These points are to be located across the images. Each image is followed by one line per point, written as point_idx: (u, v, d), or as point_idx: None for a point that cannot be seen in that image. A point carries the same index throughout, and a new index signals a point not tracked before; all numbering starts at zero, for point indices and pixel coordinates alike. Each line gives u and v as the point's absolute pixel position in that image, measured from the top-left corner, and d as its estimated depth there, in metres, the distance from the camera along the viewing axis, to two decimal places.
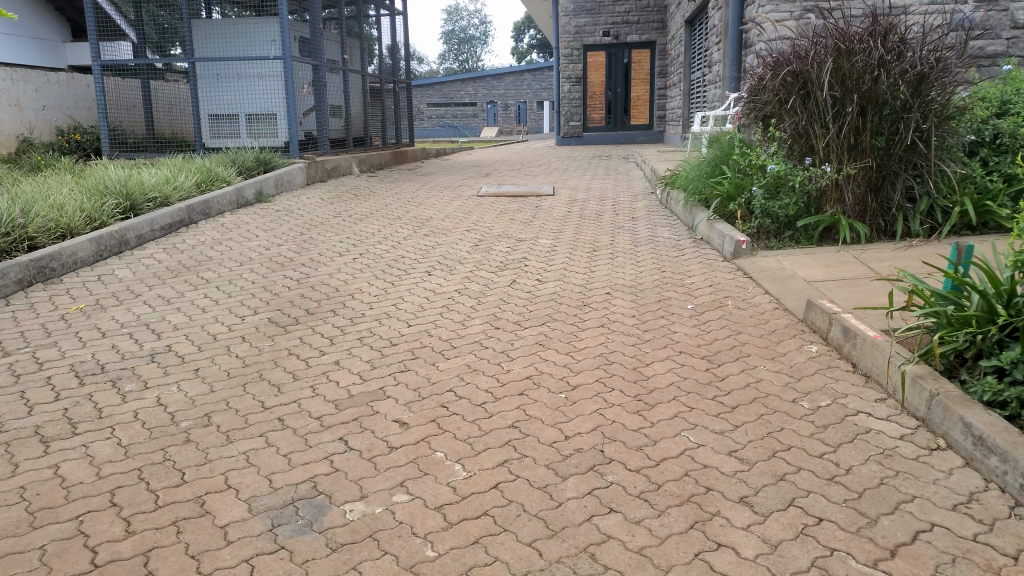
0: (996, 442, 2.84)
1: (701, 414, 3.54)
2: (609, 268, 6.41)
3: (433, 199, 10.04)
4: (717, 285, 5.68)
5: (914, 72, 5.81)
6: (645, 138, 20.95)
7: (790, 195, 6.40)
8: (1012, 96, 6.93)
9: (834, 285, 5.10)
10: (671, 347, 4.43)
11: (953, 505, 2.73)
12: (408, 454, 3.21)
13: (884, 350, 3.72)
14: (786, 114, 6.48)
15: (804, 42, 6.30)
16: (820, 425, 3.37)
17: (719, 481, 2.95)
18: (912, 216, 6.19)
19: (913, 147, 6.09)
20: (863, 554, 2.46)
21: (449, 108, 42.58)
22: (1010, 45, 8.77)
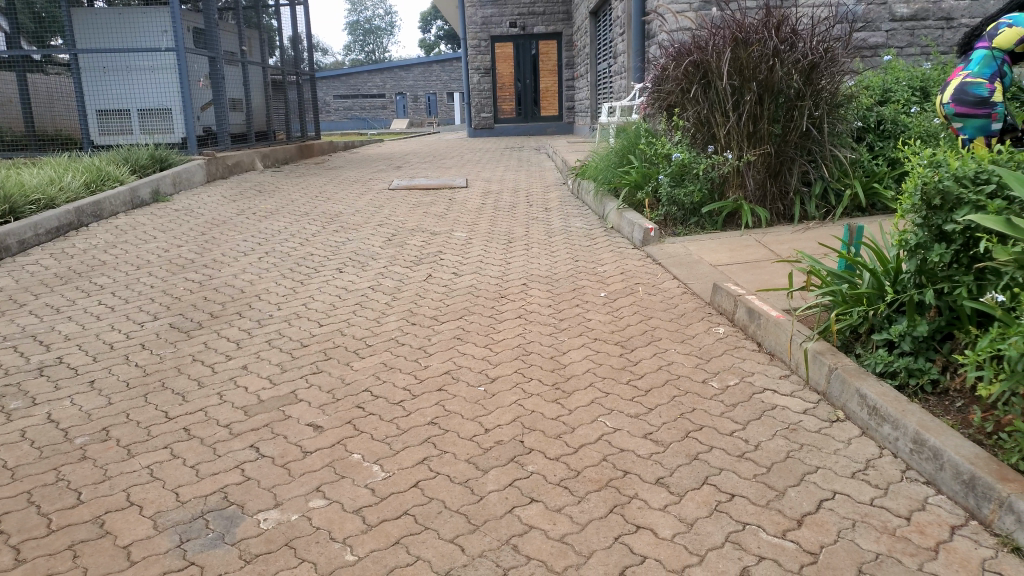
0: (888, 411, 3.02)
1: (617, 399, 3.61)
2: (523, 259, 6.44)
3: (343, 194, 9.84)
4: (628, 272, 5.80)
5: (806, 62, 6.07)
6: (555, 129, 21.15)
7: (694, 182, 6.61)
8: (893, 86, 7.37)
9: (738, 268, 5.29)
10: (586, 334, 4.49)
11: (852, 473, 2.87)
12: (323, 458, 3.14)
13: (786, 329, 3.88)
14: (688, 103, 6.66)
15: (703, 33, 6.48)
16: (729, 404, 3.49)
17: (635, 465, 3.01)
18: (808, 199, 6.50)
19: (808, 134, 6.39)
20: (772, 526, 2.57)
21: (357, 101, 41.84)
22: (889, 36, 9.30)
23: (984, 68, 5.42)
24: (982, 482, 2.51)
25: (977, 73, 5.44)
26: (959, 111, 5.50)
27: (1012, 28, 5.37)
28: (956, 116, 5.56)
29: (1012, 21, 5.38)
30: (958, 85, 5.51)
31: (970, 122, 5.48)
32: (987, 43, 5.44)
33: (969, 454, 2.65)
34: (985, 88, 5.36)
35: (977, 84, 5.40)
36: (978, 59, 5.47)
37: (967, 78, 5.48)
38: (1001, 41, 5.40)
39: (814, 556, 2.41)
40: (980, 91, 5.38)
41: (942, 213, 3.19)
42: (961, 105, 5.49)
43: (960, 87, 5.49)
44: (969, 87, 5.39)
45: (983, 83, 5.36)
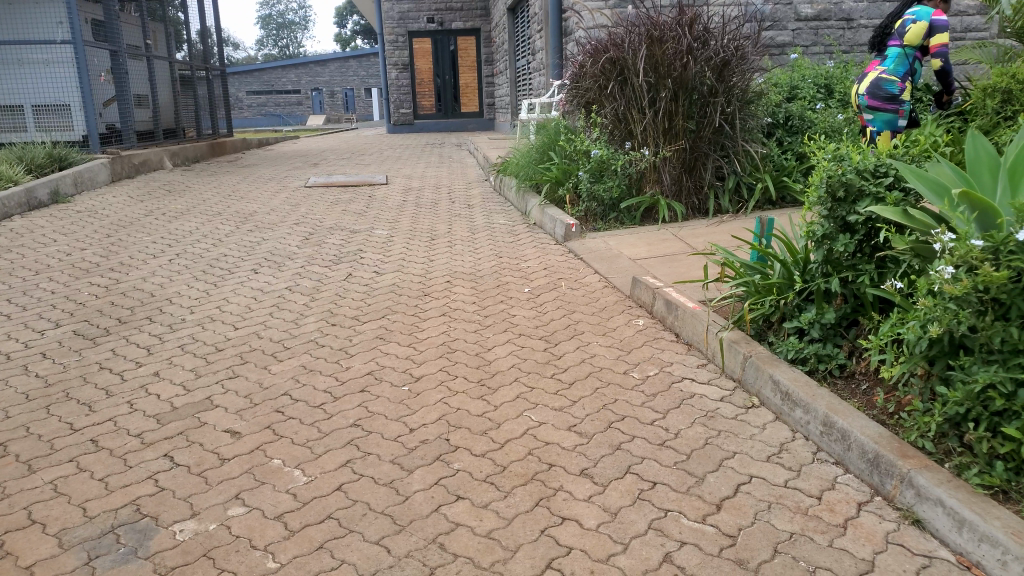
0: (799, 396, 3.15)
1: (541, 393, 3.64)
2: (446, 256, 6.42)
3: (258, 192, 9.58)
4: (550, 267, 5.86)
5: (718, 59, 6.26)
6: (475, 126, 21.14)
7: (613, 178, 6.74)
8: (799, 83, 7.70)
9: (657, 261, 5.41)
10: (511, 330, 4.51)
11: (767, 456, 2.99)
12: (242, 464, 3.05)
13: (702, 320, 4.00)
14: (605, 100, 6.77)
15: (619, 30, 6.60)
16: (649, 394, 3.57)
17: (560, 457, 3.05)
18: (721, 193, 6.71)
19: (721, 130, 6.57)
20: (692, 512, 2.64)
21: (271, 97, 40.77)
22: (795, 36, 9.69)
23: (897, 64, 5.65)
24: (885, 460, 2.65)
25: (891, 68, 5.67)
26: (871, 105, 5.78)
27: (918, 21, 5.50)
28: (868, 107, 5.84)
29: (918, 16, 5.52)
30: (873, 78, 5.75)
31: (879, 115, 5.77)
32: (899, 39, 5.59)
33: (874, 434, 2.80)
34: (897, 86, 5.63)
35: (890, 81, 5.65)
36: (893, 54, 5.66)
37: (882, 73, 5.71)
38: (910, 38, 5.56)
39: (732, 538, 2.49)
40: (892, 88, 5.65)
41: (845, 205, 3.34)
42: (874, 98, 5.76)
43: (875, 81, 5.75)
44: (882, 84, 5.65)
45: (895, 81, 5.61)
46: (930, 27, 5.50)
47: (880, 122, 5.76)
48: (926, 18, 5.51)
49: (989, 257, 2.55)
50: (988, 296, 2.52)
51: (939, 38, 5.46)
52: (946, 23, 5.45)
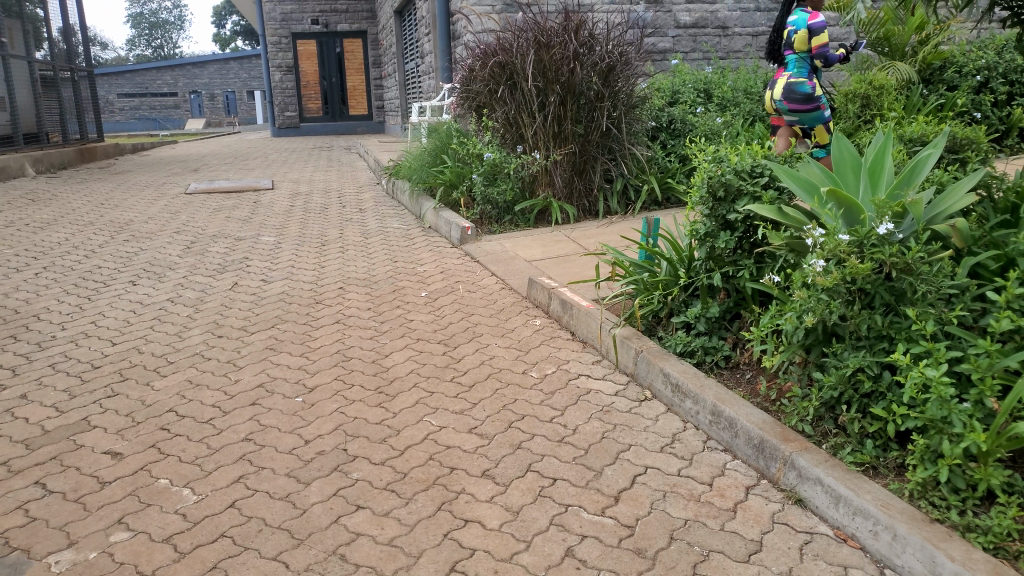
0: (688, 387, 3.28)
1: (441, 397, 3.62)
2: (338, 262, 6.29)
3: (134, 200, 9.07)
4: (446, 271, 5.84)
5: (603, 65, 6.44)
6: (365, 129, 20.85)
7: (506, 181, 6.79)
8: (680, 88, 8.09)
9: (551, 262, 5.50)
10: (408, 335, 4.47)
11: (661, 447, 3.09)
12: (125, 487, 2.88)
13: (596, 317, 4.10)
14: (496, 103, 6.82)
15: (507, 35, 6.67)
16: (547, 392, 3.62)
17: (461, 460, 3.04)
18: (610, 195, 6.89)
19: (608, 134, 6.76)
20: (592, 505, 2.70)
21: (145, 100, 38.73)
22: (675, 42, 10.09)
23: (800, 68, 5.81)
24: (769, 444, 2.80)
25: (796, 73, 5.83)
26: (789, 108, 5.85)
27: (798, 29, 5.75)
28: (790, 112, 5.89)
29: (796, 25, 5.78)
30: (784, 85, 5.87)
31: (805, 116, 5.80)
32: (791, 48, 5.81)
33: (758, 420, 2.95)
34: (807, 85, 5.74)
35: (798, 83, 5.78)
36: (792, 61, 5.85)
37: (790, 79, 5.87)
38: (797, 46, 5.78)
39: (631, 529, 2.56)
40: (804, 88, 5.75)
41: (726, 204, 3.50)
42: (791, 102, 5.85)
43: (785, 88, 5.88)
44: (792, 87, 5.77)
45: (804, 82, 5.73)
46: (810, 30, 5.73)
47: (808, 121, 5.80)
48: (804, 24, 5.77)
49: (855, 250, 2.73)
50: (854, 287, 2.71)
51: (820, 37, 5.68)
52: (822, 23, 5.68)
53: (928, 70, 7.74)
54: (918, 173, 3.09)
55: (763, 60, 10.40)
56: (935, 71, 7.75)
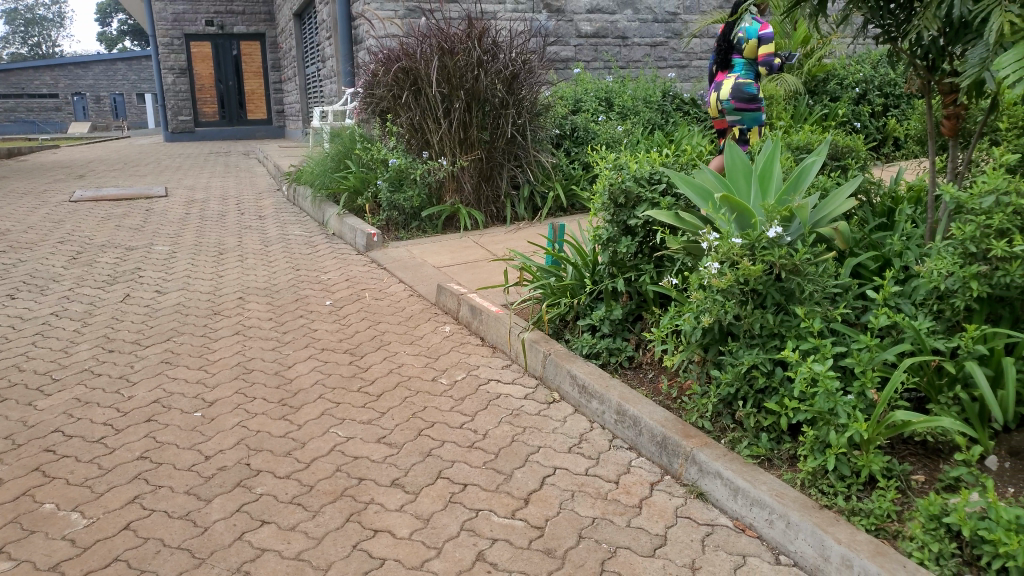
0: (595, 389, 3.35)
1: (348, 407, 3.56)
2: (238, 271, 6.09)
3: (11, 208, 8.50)
4: (352, 279, 5.75)
5: (507, 72, 6.50)
6: (265, 133, 20.26)
7: (413, 187, 6.75)
8: (583, 96, 8.28)
9: (459, 268, 5.50)
10: (313, 345, 4.37)
11: (569, 448, 3.14)
12: (6, 514, 2.70)
13: (505, 322, 4.13)
14: (400, 109, 6.77)
15: (411, 40, 6.63)
16: (457, 398, 3.62)
17: (370, 470, 3.00)
18: (517, 201, 6.94)
19: (513, 141, 6.83)
20: (502, 508, 2.72)
21: (22, 101, 36.33)
22: (577, 51, 10.29)
23: (748, 70, 5.54)
24: (672, 441, 2.90)
25: (743, 74, 5.57)
26: (735, 109, 5.61)
27: (751, 34, 5.42)
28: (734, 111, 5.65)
29: (749, 30, 5.41)
30: (730, 86, 5.60)
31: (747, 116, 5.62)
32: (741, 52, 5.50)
33: (661, 418, 3.05)
34: (754, 87, 5.52)
35: (745, 85, 5.55)
36: (738, 64, 5.56)
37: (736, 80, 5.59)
38: (748, 51, 5.49)
39: (541, 530, 2.59)
40: (752, 90, 5.54)
41: (627, 209, 3.60)
42: (738, 102, 5.61)
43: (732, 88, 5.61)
44: (740, 90, 5.53)
45: (751, 85, 5.51)
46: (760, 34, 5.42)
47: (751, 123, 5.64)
48: (757, 26, 5.42)
49: (747, 253, 2.86)
50: (747, 288, 2.84)
51: (771, 43, 5.42)
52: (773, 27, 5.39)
53: (812, 82, 8.20)
54: (804, 179, 3.27)
55: (661, 70, 10.74)
56: (819, 83, 8.22)
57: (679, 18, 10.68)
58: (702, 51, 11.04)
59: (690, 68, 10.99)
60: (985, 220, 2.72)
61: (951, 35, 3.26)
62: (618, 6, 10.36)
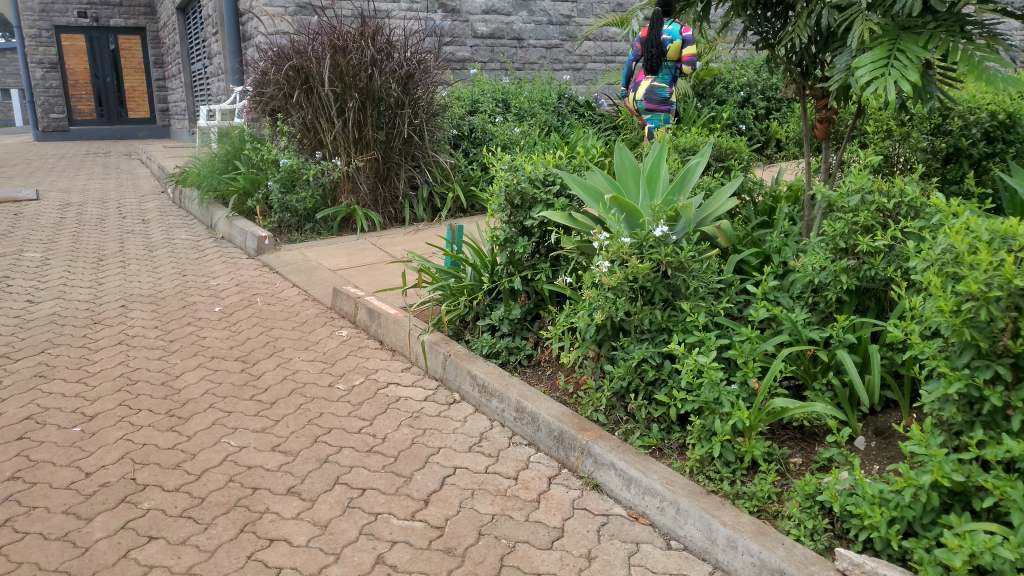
0: (493, 387, 3.39)
1: (240, 416, 3.45)
2: (120, 277, 5.80)
3: None
4: (243, 283, 5.57)
5: (402, 71, 6.46)
6: (149, 133, 19.29)
7: (305, 188, 6.62)
8: (480, 97, 8.34)
9: (356, 271, 5.42)
10: (202, 354, 4.21)
11: (469, 447, 3.17)
12: None
13: (403, 325, 4.10)
14: (292, 108, 6.60)
15: (302, 38, 6.49)
16: (355, 403, 3.57)
17: (264, 479, 2.93)
18: (416, 202, 6.90)
19: (410, 141, 6.78)
20: (402, 511, 2.71)
21: None
22: (473, 52, 10.34)
23: (666, 74, 6.46)
24: (568, 435, 2.97)
25: (660, 76, 6.47)
26: (648, 108, 6.58)
27: (674, 39, 6.29)
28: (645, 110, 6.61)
29: (672, 35, 6.29)
30: (647, 86, 6.50)
31: (656, 116, 6.59)
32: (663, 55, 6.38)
33: (557, 413, 3.12)
34: (667, 92, 6.47)
35: (660, 87, 6.48)
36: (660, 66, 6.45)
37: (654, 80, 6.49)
38: (670, 54, 6.36)
39: (440, 529, 2.61)
40: (664, 93, 6.48)
41: (522, 211, 3.66)
42: (649, 101, 6.56)
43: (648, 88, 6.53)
44: (654, 91, 6.45)
45: (664, 89, 6.44)
46: (682, 42, 6.32)
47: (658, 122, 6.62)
48: (678, 34, 6.31)
49: (635, 252, 2.97)
50: (636, 285, 2.95)
51: (691, 50, 6.31)
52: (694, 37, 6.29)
53: (700, 86, 8.55)
54: (688, 179, 3.43)
55: (556, 73, 10.92)
56: (706, 87, 8.58)
57: (573, 21, 10.89)
58: (596, 54, 11.30)
59: (585, 70, 11.21)
60: (852, 217, 2.90)
61: (819, 42, 3.51)
62: (513, 8, 10.47)
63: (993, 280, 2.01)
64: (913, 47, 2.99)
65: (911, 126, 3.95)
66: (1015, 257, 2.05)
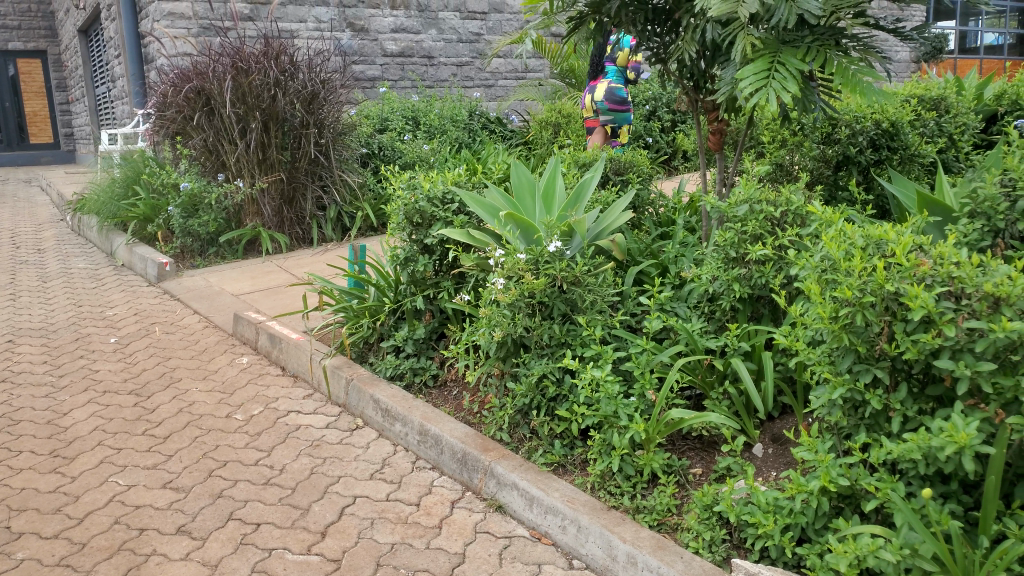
0: (397, 411, 3.30)
1: (130, 453, 3.25)
2: (7, 310, 5.45)
3: None
4: (141, 312, 5.32)
5: (306, 91, 6.32)
6: (51, 158, 18.37)
7: (208, 212, 6.39)
8: (389, 115, 8.26)
9: (260, 295, 5.24)
10: (92, 388, 3.97)
11: (370, 474, 3.06)
12: None
13: (305, 350, 3.97)
14: (192, 130, 6.37)
15: (202, 59, 6.30)
16: (253, 433, 3.42)
17: (152, 519, 2.75)
18: (324, 222, 6.74)
19: (316, 161, 6.62)
20: (297, 545, 2.59)
21: None
22: (384, 70, 10.25)
23: (618, 77, 6.47)
24: (471, 457, 2.91)
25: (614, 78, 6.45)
26: (608, 108, 6.44)
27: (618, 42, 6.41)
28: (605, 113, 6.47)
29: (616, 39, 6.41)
30: (603, 88, 6.44)
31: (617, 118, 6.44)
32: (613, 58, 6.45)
33: (460, 434, 3.05)
34: (625, 90, 6.42)
35: (617, 88, 6.43)
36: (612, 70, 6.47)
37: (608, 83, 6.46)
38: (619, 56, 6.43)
39: (338, 562, 2.49)
40: (622, 93, 6.43)
41: (423, 229, 3.62)
42: (609, 102, 6.45)
43: (605, 91, 6.45)
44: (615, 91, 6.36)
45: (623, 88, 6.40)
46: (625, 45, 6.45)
47: (621, 122, 6.43)
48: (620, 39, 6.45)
49: (531, 267, 2.97)
50: (533, 300, 2.94)
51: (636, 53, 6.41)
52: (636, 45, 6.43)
53: None
54: (583, 194, 3.50)
55: (467, 89, 10.93)
56: None
57: (482, 39, 10.94)
58: (506, 71, 11.36)
59: (497, 87, 11.26)
60: (741, 227, 2.95)
61: (708, 57, 3.59)
62: (422, 26, 10.43)
63: (866, 285, 2.06)
64: (791, 59, 3.08)
65: (804, 134, 3.92)
66: (886, 262, 2.12)
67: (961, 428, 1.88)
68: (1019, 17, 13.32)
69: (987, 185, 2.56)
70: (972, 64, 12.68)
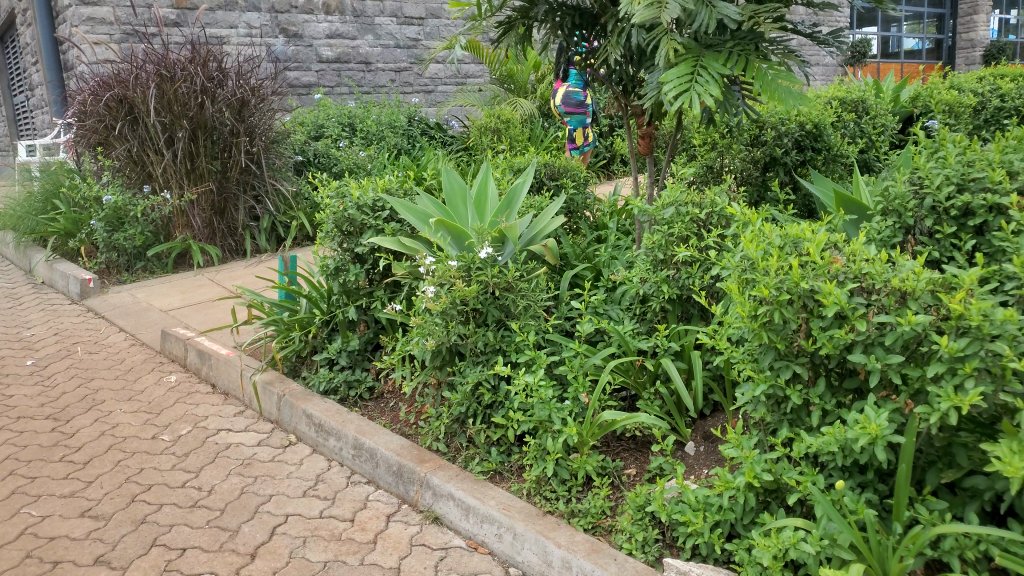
0: (330, 425, 3.24)
1: (46, 481, 3.12)
2: None
3: None
4: (63, 332, 5.11)
5: (236, 99, 6.17)
6: None
7: (134, 225, 6.19)
8: (324, 123, 8.14)
9: (190, 310, 5.09)
10: (7, 415, 3.79)
11: (303, 491, 3.00)
12: None
13: (236, 366, 3.87)
14: (115, 141, 6.16)
15: (124, 67, 6.10)
16: (181, 454, 3.31)
17: (68, 550, 2.64)
18: (258, 233, 6.60)
19: (248, 170, 6.47)
20: (225, 568, 2.52)
21: None
22: (320, 76, 10.08)
23: (578, 79, 6.68)
24: (406, 469, 2.87)
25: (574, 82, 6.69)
26: (567, 112, 6.80)
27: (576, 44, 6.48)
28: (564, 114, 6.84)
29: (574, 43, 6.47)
30: (562, 92, 6.72)
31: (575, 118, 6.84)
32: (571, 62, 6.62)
33: (395, 447, 3.01)
34: (582, 94, 6.68)
35: (575, 92, 6.68)
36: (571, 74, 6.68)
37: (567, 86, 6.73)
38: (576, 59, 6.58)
39: None
40: (580, 95, 6.70)
41: (354, 237, 3.55)
42: (567, 106, 6.78)
43: (563, 94, 6.74)
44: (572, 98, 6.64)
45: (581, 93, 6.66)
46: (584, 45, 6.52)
47: (578, 124, 6.87)
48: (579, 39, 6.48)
49: (463, 274, 2.93)
50: (466, 308, 2.91)
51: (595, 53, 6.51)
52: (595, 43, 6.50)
53: (545, 105, 8.75)
54: (515, 199, 3.48)
55: (405, 95, 10.84)
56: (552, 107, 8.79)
57: (420, 44, 10.87)
58: (445, 77, 11.32)
59: (436, 92, 11.19)
60: (668, 229, 2.99)
61: (633, 61, 3.63)
62: (358, 32, 10.32)
63: (783, 283, 2.11)
64: (713, 64, 3.13)
65: (732, 136, 3.94)
66: (801, 261, 2.18)
67: (874, 419, 1.94)
68: (937, 21, 13.93)
69: (899, 183, 2.65)
70: (896, 66, 13.20)
